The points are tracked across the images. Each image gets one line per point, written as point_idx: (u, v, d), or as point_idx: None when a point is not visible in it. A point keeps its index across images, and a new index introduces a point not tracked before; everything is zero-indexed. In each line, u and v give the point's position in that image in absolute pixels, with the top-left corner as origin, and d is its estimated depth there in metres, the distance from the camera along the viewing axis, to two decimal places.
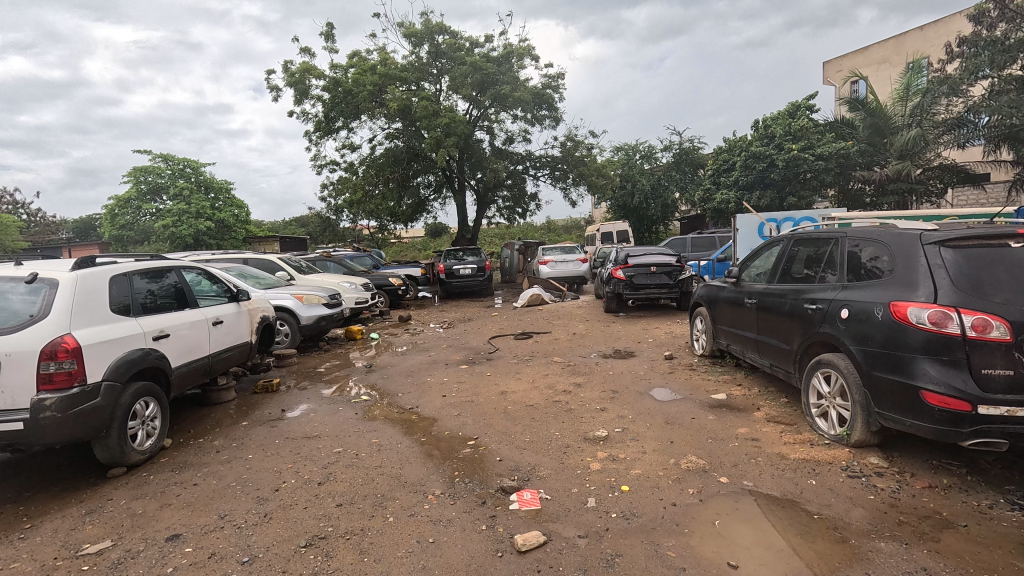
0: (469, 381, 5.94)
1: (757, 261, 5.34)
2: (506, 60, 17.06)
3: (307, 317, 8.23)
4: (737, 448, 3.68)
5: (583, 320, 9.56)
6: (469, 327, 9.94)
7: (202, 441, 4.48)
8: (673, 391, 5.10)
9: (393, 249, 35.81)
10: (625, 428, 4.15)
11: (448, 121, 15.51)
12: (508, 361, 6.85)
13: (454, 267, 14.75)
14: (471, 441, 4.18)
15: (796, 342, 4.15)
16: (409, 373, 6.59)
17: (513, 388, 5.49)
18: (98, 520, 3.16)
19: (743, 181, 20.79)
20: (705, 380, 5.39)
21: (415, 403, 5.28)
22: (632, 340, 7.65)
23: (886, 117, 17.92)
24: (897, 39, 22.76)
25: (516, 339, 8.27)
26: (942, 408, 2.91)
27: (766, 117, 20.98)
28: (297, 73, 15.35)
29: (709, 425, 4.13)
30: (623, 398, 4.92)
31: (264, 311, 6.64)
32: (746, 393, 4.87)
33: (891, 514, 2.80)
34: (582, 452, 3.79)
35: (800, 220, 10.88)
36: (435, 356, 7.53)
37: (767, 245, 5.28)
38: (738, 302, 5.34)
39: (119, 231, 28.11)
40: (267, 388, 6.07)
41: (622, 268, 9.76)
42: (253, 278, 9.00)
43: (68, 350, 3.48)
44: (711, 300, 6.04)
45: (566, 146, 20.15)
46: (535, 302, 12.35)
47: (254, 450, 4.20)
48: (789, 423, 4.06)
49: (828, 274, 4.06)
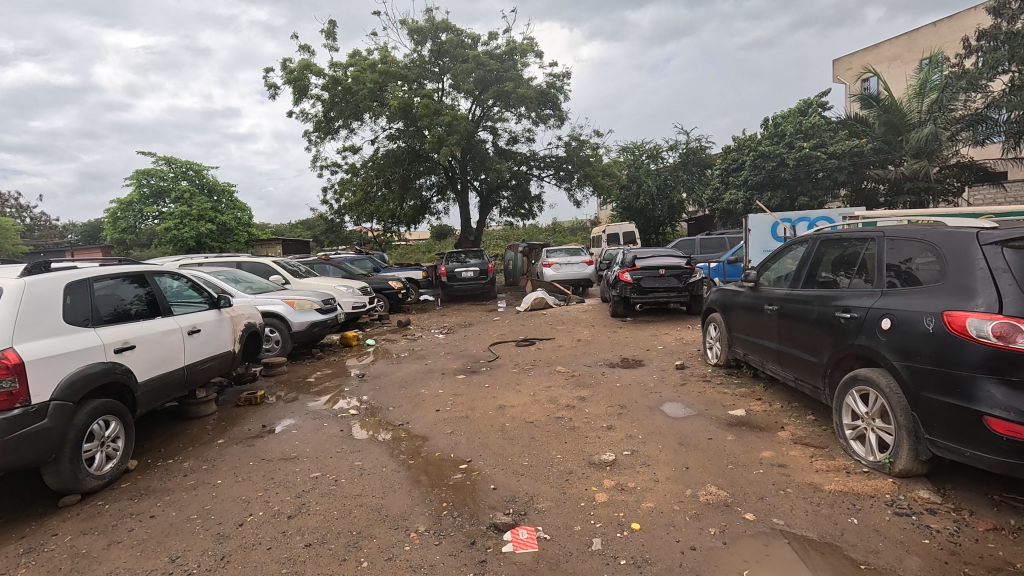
0: (466, 394, 5.54)
1: (776, 264, 4.90)
2: (509, 57, 16.66)
3: (299, 323, 7.84)
4: (762, 477, 3.25)
5: (589, 326, 9.12)
6: (469, 333, 9.53)
7: (171, 463, 4.10)
8: (685, 406, 4.67)
9: (396, 251, 35.50)
10: (635, 451, 3.73)
11: (450, 119, 15.16)
12: (508, 370, 6.43)
13: (455, 269, 14.36)
14: (464, 465, 3.77)
15: (826, 355, 3.71)
16: (403, 384, 6.19)
17: (512, 402, 5.08)
18: (35, 562, 2.79)
19: (753, 181, 20.04)
20: (720, 393, 4.95)
21: (405, 419, 4.87)
22: (640, 347, 7.20)
23: (902, 114, 17.35)
24: (910, 35, 22.23)
25: (518, 346, 7.86)
26: (1009, 438, 2.48)
27: (776, 115, 20.44)
28: (296, 71, 15.05)
29: (729, 448, 3.69)
30: (632, 414, 4.49)
31: (249, 318, 6.27)
32: (767, 409, 4.43)
33: (953, 564, 2.35)
34: (587, 480, 3.38)
35: (816, 220, 10.37)
36: (432, 365, 7.13)
37: (785, 247, 4.87)
38: (755, 308, 4.90)
39: (121, 234, 27.93)
40: (250, 401, 5.70)
41: (628, 270, 9.32)
42: (244, 283, 8.66)
43: (8, 366, 3.12)
44: (725, 306, 5.60)
45: (570, 146, 19.65)
46: (538, 306, 11.95)
47: (226, 474, 3.81)
48: (820, 445, 3.61)
49: (860, 279, 3.63)
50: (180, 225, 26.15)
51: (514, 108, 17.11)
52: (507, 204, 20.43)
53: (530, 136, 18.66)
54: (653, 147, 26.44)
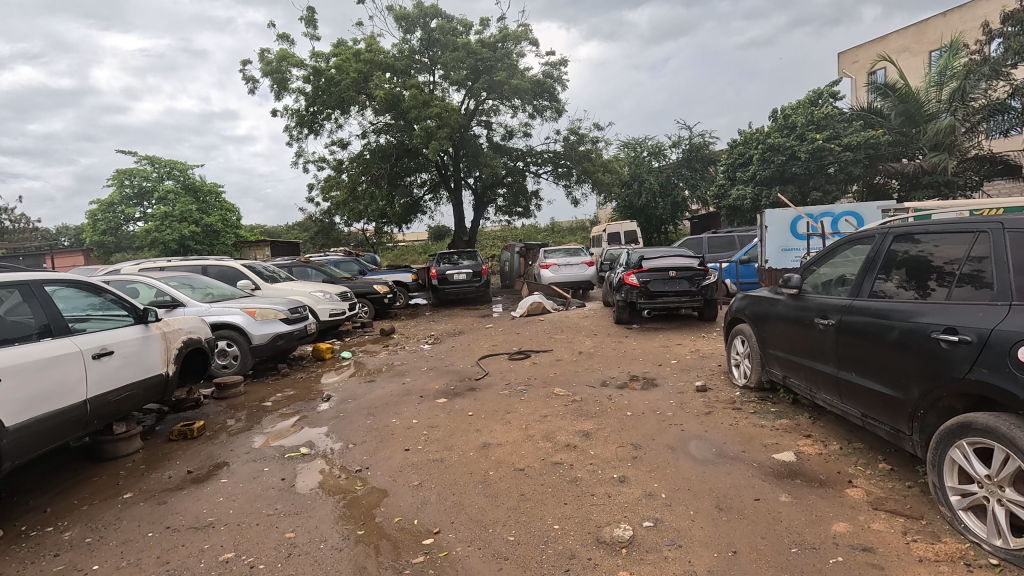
0: (444, 426, 4.55)
1: (828, 265, 3.94)
2: (501, 45, 15.58)
3: (260, 336, 6.87)
4: (843, 570, 2.30)
5: (590, 335, 8.16)
6: (457, 343, 8.56)
7: (49, 533, 3.14)
8: (715, 445, 3.71)
9: (391, 253, 34.49)
10: (659, 522, 2.77)
11: (439, 111, 14.14)
12: (498, 392, 5.47)
13: (447, 272, 13.44)
14: (429, 541, 2.81)
15: (915, 390, 2.75)
16: (372, 410, 5.21)
17: (500, 438, 4.12)
18: None
19: (761, 176, 18.85)
20: (757, 427, 3.98)
21: (365, 463, 3.90)
22: (651, 362, 6.24)
23: (919, 103, 16.43)
24: (920, 25, 21.36)
25: (511, 360, 6.90)
26: None
27: (785, 106, 19.00)
28: (275, 62, 14.03)
29: (787, 516, 2.74)
30: (651, 457, 3.57)
31: (189, 333, 5.25)
32: (821, 452, 3.47)
33: None
34: (597, 571, 2.42)
35: (841, 216, 9.36)
36: (410, 384, 6.16)
37: (842, 245, 3.91)
38: (800, 321, 3.93)
39: (99, 236, 26.75)
40: (185, 435, 4.74)
41: (634, 272, 8.37)
42: (203, 290, 7.67)
43: None
44: (758, 317, 4.62)
45: (568, 141, 18.74)
46: (535, 311, 11.01)
47: (111, 554, 2.85)
48: (913, 515, 2.66)
49: (969, 287, 2.67)
50: (162, 227, 25.30)
51: (508, 100, 16.17)
52: (502, 203, 19.53)
53: (527, 130, 17.72)
54: (654, 144, 25.48)
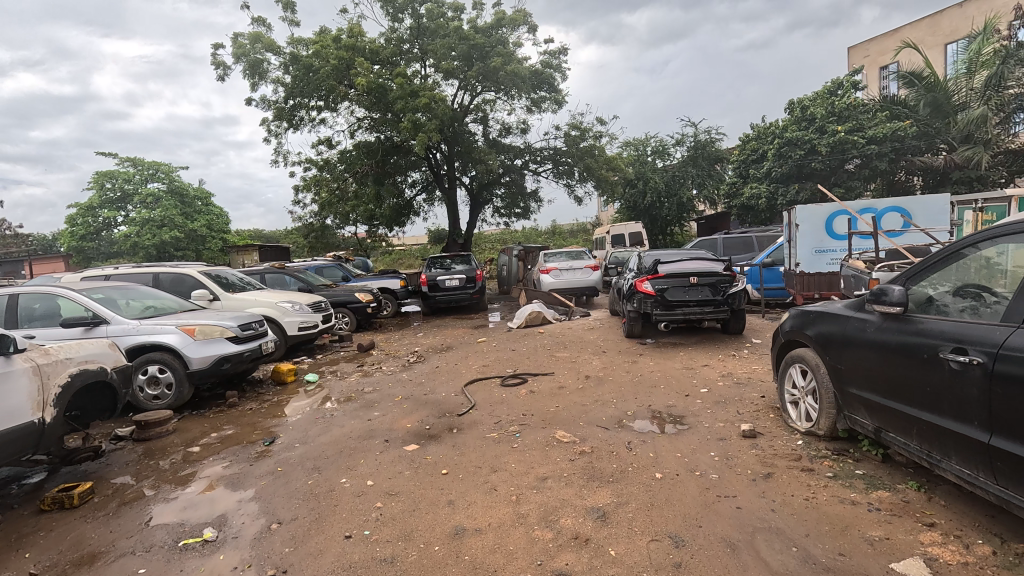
0: (409, 492, 3.36)
1: (954, 276, 2.73)
2: (496, 31, 14.49)
3: (199, 359, 5.65)
4: None
5: (599, 353, 6.96)
6: (443, 363, 7.36)
7: None
8: (793, 540, 2.50)
9: (387, 259, 33.26)
10: None
11: (429, 101, 12.87)
12: (484, 435, 4.28)
13: (439, 278, 12.23)
14: None
15: None
16: (320, 463, 4.02)
17: (480, 520, 2.91)
18: None
19: (777, 172, 17.31)
20: (848, 505, 2.77)
21: (285, 562, 2.71)
22: (677, 391, 5.02)
23: (947, 93, 15.21)
24: (935, 16, 20.28)
25: (502, 388, 5.68)
26: None
27: (801, 99, 17.69)
28: (246, 43, 12.85)
29: None
30: (703, 563, 2.37)
31: (82, 363, 4.06)
32: (970, 561, 2.25)
33: None
34: None
35: (883, 213, 8.20)
36: (377, 421, 4.95)
37: (972, 243, 2.69)
38: (910, 353, 2.72)
39: (79, 242, 25.58)
40: (60, 503, 3.54)
41: (649, 278, 7.17)
42: (138, 300, 6.44)
43: None
44: (831, 342, 3.40)
45: (570, 137, 17.52)
46: (534, 322, 9.82)
47: None
48: None
49: None
50: (143, 232, 24.15)
51: (504, 91, 15.03)
52: (500, 204, 18.43)
53: (523, 125, 16.59)
54: (658, 143, 24.35)
